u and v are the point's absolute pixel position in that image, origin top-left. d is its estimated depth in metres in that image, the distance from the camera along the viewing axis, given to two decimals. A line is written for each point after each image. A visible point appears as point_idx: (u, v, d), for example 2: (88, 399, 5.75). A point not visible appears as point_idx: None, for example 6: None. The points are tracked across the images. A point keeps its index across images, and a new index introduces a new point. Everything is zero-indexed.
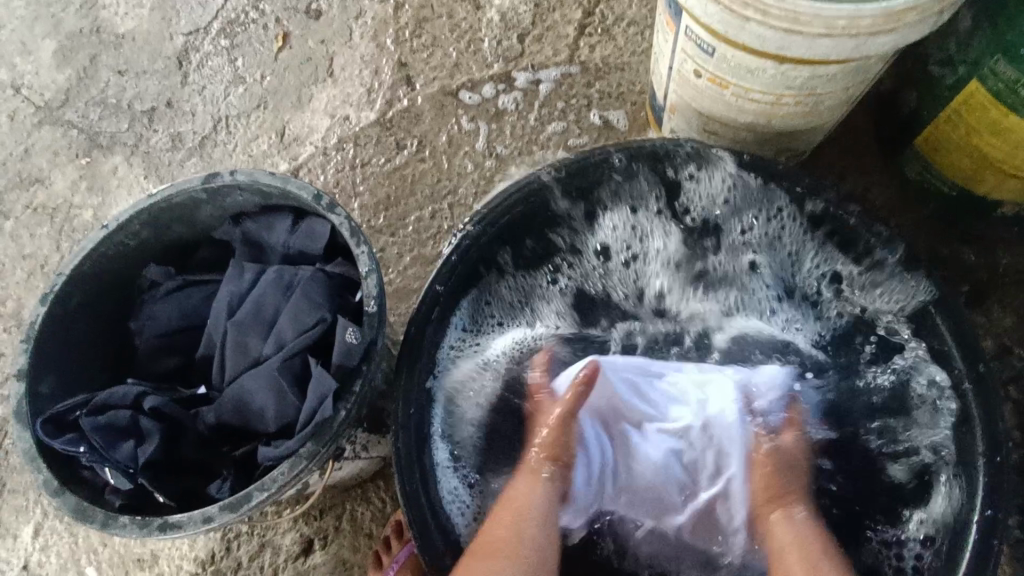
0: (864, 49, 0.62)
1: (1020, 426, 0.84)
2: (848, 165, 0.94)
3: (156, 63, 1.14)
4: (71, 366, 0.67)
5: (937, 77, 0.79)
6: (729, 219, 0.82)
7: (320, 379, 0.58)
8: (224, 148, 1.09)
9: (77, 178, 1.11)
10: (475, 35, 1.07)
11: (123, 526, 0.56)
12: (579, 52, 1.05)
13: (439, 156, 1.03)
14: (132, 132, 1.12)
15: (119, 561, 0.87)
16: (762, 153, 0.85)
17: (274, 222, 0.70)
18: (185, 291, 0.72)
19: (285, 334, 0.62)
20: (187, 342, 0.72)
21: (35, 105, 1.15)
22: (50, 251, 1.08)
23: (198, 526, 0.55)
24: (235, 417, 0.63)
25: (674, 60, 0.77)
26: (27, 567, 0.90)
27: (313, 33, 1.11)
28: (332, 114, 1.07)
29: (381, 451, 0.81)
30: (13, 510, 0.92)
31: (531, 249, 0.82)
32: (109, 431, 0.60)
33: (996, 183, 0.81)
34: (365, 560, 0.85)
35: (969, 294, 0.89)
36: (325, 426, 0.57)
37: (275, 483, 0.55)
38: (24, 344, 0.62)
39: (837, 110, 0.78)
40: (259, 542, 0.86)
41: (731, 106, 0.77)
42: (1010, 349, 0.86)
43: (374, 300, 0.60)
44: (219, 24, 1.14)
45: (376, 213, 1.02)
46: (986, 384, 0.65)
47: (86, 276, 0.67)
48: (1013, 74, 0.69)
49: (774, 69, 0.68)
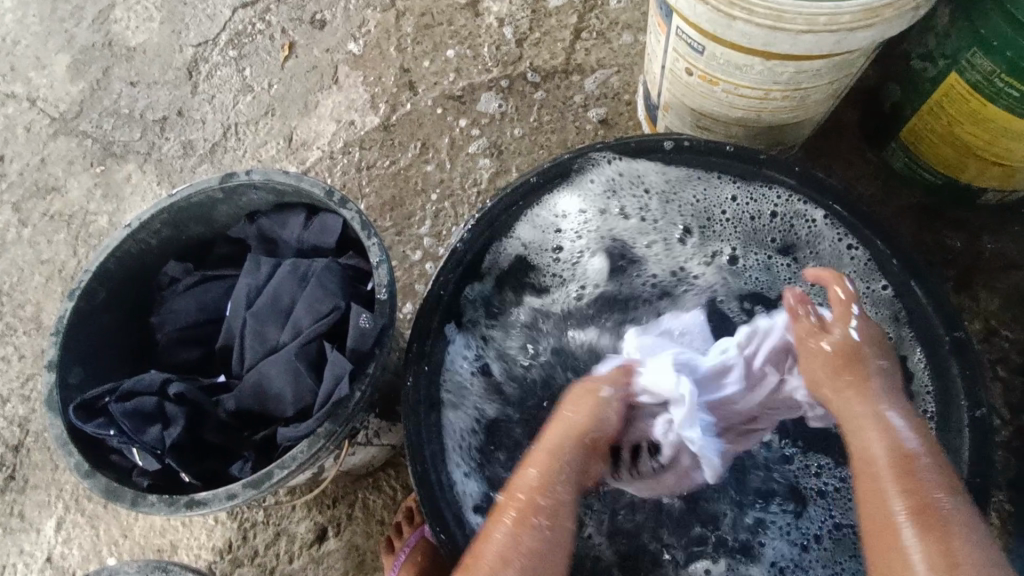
0: (846, 43, 0.66)
1: (1008, 405, 0.87)
2: (837, 159, 0.98)
3: (167, 73, 1.18)
4: (98, 360, 0.70)
5: (919, 70, 0.83)
6: (781, 236, 0.80)
7: (336, 362, 0.61)
8: (234, 154, 1.13)
9: (92, 186, 1.14)
10: (475, 40, 1.11)
11: (152, 504, 0.59)
12: (575, 55, 1.08)
13: (441, 157, 1.07)
14: (145, 141, 1.16)
15: (139, 551, 0.90)
16: (754, 147, 0.89)
17: (289, 218, 0.73)
18: (204, 285, 0.75)
19: (301, 321, 0.66)
20: (206, 335, 0.75)
21: (51, 116, 1.19)
22: (67, 255, 1.11)
23: (223, 502, 0.58)
24: (254, 401, 0.66)
25: (666, 59, 0.81)
26: (49, 560, 0.93)
27: (317, 43, 1.15)
28: (337, 120, 1.11)
29: (392, 438, 0.84)
30: (35, 506, 0.95)
31: (603, 210, 0.83)
32: (137, 415, 0.63)
33: (979, 171, 0.84)
34: (377, 546, 0.88)
35: (957, 278, 0.92)
36: (341, 406, 0.60)
37: (295, 461, 0.58)
38: (54, 337, 0.65)
39: (823, 104, 0.82)
40: (275, 531, 0.89)
41: (721, 102, 0.80)
42: (996, 331, 0.89)
43: (385, 288, 0.63)
44: (227, 36, 1.18)
45: (381, 213, 1.06)
46: (967, 351, 0.68)
47: (110, 272, 0.70)
48: (990, 66, 0.72)
49: (761, 65, 0.71)
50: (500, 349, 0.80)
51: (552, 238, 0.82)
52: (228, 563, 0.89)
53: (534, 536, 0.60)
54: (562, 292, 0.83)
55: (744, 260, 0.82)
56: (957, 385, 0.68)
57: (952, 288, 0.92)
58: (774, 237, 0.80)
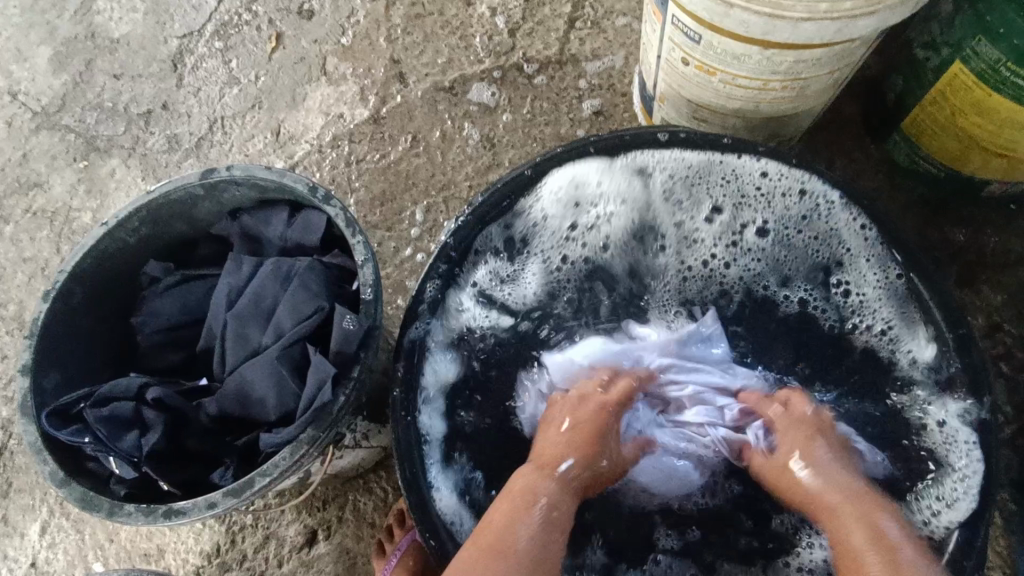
0: (847, 31, 0.63)
1: (1011, 402, 0.85)
2: (837, 151, 0.96)
3: (151, 66, 1.15)
4: (76, 363, 0.68)
5: (922, 59, 0.80)
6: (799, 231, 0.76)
7: (319, 365, 0.59)
8: (221, 148, 1.10)
9: (75, 182, 1.12)
10: (467, 30, 1.08)
11: (129, 513, 0.57)
12: (569, 45, 1.06)
13: (433, 151, 1.04)
14: (130, 135, 1.13)
15: (125, 556, 0.89)
16: (752, 139, 0.87)
17: (272, 215, 0.71)
18: (185, 285, 0.73)
19: (284, 323, 0.63)
20: (188, 337, 0.73)
21: (33, 110, 1.16)
22: (51, 253, 1.09)
23: (202, 511, 0.56)
24: (236, 406, 0.64)
25: (662, 48, 0.78)
26: (34, 565, 0.91)
27: (306, 33, 1.12)
28: (326, 113, 1.08)
29: (382, 440, 0.82)
30: (19, 510, 0.93)
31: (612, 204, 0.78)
32: (113, 421, 0.61)
33: (983, 163, 0.82)
34: (368, 550, 0.86)
35: (959, 273, 0.90)
36: (324, 412, 0.58)
37: (277, 468, 0.56)
38: (28, 340, 0.63)
39: (823, 95, 0.79)
40: (264, 534, 0.87)
41: (718, 93, 0.78)
42: (1000, 327, 0.88)
43: (370, 288, 0.61)
44: (212, 26, 1.15)
45: (371, 208, 1.03)
46: (968, 346, 0.66)
47: (87, 273, 0.68)
48: (995, 54, 0.70)
49: (759, 55, 0.69)
50: (510, 335, 0.78)
51: (558, 228, 0.79)
52: (216, 568, 0.87)
53: (543, 514, 0.60)
54: (568, 284, 0.80)
55: (765, 243, 0.77)
56: (959, 378, 0.66)
57: (954, 283, 0.90)
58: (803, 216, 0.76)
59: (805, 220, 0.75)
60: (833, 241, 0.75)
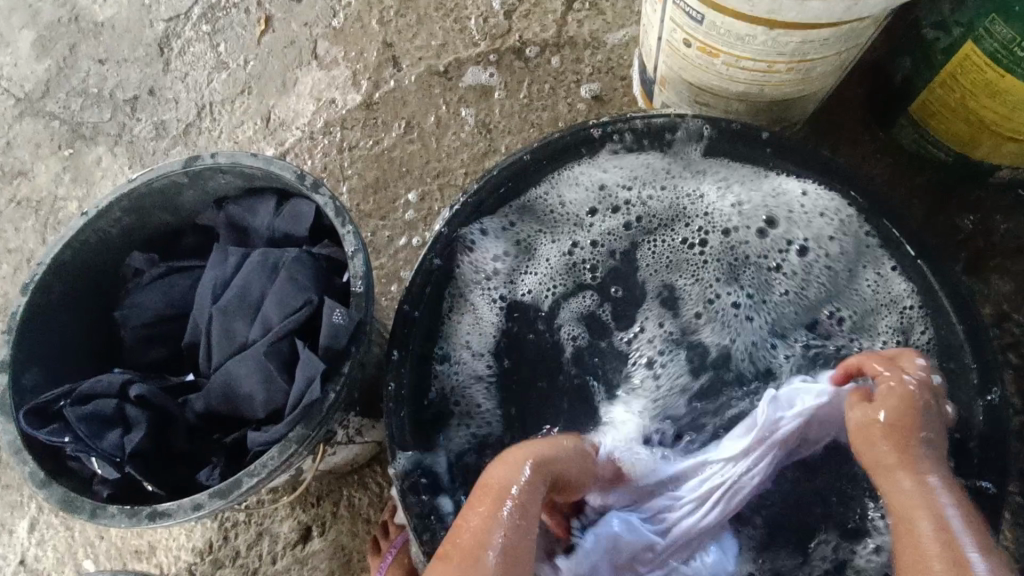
0: (857, 9, 0.60)
1: (1019, 392, 0.83)
2: (842, 137, 0.93)
3: (137, 50, 1.12)
4: (57, 359, 0.66)
5: (932, 40, 0.77)
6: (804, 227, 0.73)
7: (308, 362, 0.57)
8: (209, 135, 1.07)
9: (61, 170, 1.09)
10: (461, 13, 1.05)
11: (112, 515, 0.55)
12: (567, 27, 1.02)
13: (427, 138, 1.01)
14: (115, 122, 1.10)
15: (116, 554, 0.87)
16: (756, 123, 0.84)
17: (259, 205, 0.68)
18: (170, 277, 0.70)
19: (271, 317, 0.61)
20: (173, 331, 0.71)
21: (15, 97, 1.13)
22: (36, 244, 1.07)
23: (188, 513, 0.54)
24: (223, 403, 0.61)
25: (663, 29, 0.75)
26: (23, 563, 0.90)
27: (295, 16, 1.09)
28: (317, 98, 1.05)
29: (376, 435, 0.80)
30: (8, 506, 0.92)
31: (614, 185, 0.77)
32: (94, 420, 0.59)
33: (993, 147, 0.79)
34: (363, 546, 0.84)
35: (967, 261, 0.88)
36: (314, 409, 0.56)
37: (265, 468, 0.54)
38: (5, 336, 0.61)
39: (830, 77, 0.76)
40: (257, 530, 0.86)
41: (722, 76, 0.75)
42: (1009, 316, 0.86)
43: (361, 280, 0.59)
44: (199, 9, 1.11)
45: (364, 196, 1.01)
46: (979, 335, 0.64)
47: (67, 265, 0.66)
48: (1009, 34, 0.67)
49: (765, 35, 0.66)
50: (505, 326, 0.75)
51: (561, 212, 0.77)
52: (209, 565, 0.86)
53: (512, 513, 0.53)
54: (568, 274, 0.77)
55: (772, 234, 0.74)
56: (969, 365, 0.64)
57: (963, 271, 0.88)
58: (801, 236, 0.74)
59: (806, 236, 0.73)
60: (841, 266, 0.72)
